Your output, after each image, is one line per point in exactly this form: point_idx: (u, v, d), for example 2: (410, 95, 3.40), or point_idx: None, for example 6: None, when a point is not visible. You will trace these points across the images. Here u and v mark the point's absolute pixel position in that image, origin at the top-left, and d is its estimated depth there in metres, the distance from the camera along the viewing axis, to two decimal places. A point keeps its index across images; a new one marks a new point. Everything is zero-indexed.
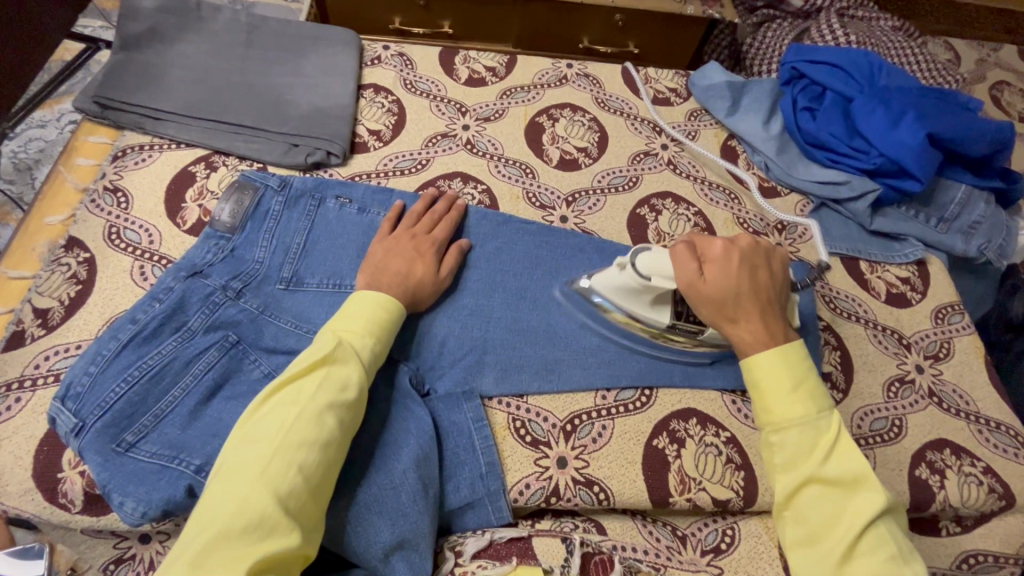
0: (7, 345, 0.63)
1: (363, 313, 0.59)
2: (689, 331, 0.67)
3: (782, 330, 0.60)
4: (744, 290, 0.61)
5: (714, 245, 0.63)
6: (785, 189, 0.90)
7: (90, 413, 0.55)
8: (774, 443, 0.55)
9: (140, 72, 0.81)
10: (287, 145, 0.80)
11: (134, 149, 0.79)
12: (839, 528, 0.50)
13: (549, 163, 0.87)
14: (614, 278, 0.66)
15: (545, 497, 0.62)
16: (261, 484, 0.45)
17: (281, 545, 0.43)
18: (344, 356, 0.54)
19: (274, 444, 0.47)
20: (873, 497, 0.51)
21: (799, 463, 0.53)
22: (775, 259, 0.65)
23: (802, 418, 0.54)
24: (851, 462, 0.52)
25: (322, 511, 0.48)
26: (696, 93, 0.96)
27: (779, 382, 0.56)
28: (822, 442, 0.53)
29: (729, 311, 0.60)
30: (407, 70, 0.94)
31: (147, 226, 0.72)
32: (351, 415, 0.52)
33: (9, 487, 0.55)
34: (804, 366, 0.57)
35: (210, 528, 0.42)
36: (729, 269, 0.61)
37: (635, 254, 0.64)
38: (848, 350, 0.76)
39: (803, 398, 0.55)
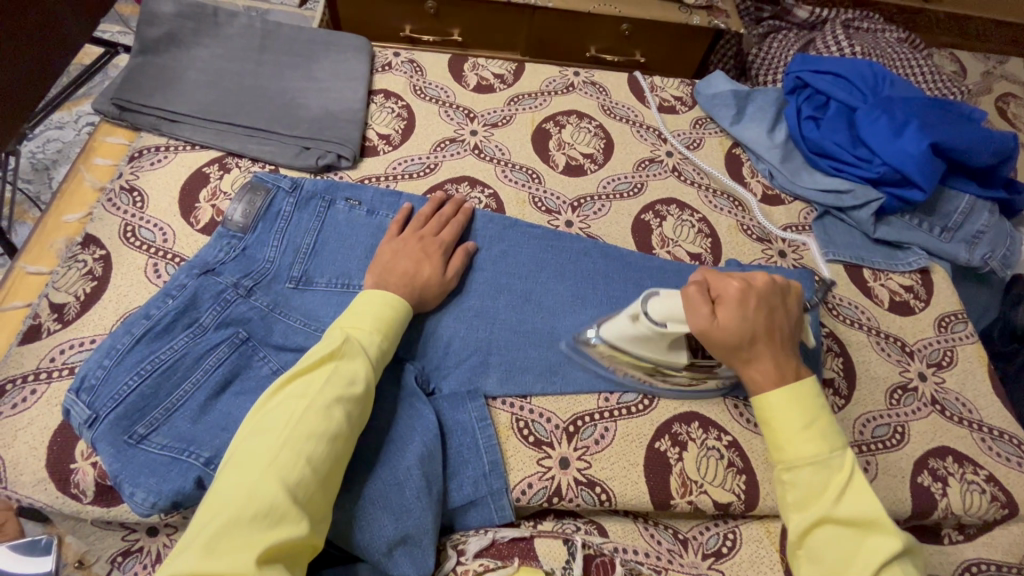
0: (24, 338, 0.64)
1: (371, 312, 0.60)
2: (704, 368, 0.68)
3: (796, 369, 0.60)
4: (758, 332, 0.60)
5: (730, 284, 0.62)
6: (789, 196, 0.90)
7: (103, 405, 0.56)
8: (786, 481, 0.56)
9: (158, 75, 0.83)
10: (299, 148, 0.82)
11: (150, 150, 0.81)
12: (854, 570, 0.50)
13: (555, 168, 0.88)
14: (625, 328, 0.64)
15: (547, 496, 0.62)
16: (271, 472, 0.46)
17: (289, 533, 0.44)
18: (353, 353, 0.55)
19: (284, 435, 0.48)
20: (887, 538, 0.50)
21: (812, 502, 0.53)
22: (791, 297, 0.64)
23: (815, 458, 0.54)
24: (865, 502, 0.52)
25: (328, 503, 0.49)
26: (701, 101, 0.97)
27: (791, 420, 0.56)
28: (835, 480, 0.53)
29: (742, 353, 0.60)
30: (417, 76, 0.96)
31: (162, 225, 0.74)
32: (359, 410, 0.53)
33: (22, 476, 0.57)
34: (817, 403, 0.57)
35: (220, 514, 0.43)
36: (745, 308, 0.60)
37: (645, 301, 0.63)
38: (851, 357, 0.76)
39: (816, 437, 0.55)
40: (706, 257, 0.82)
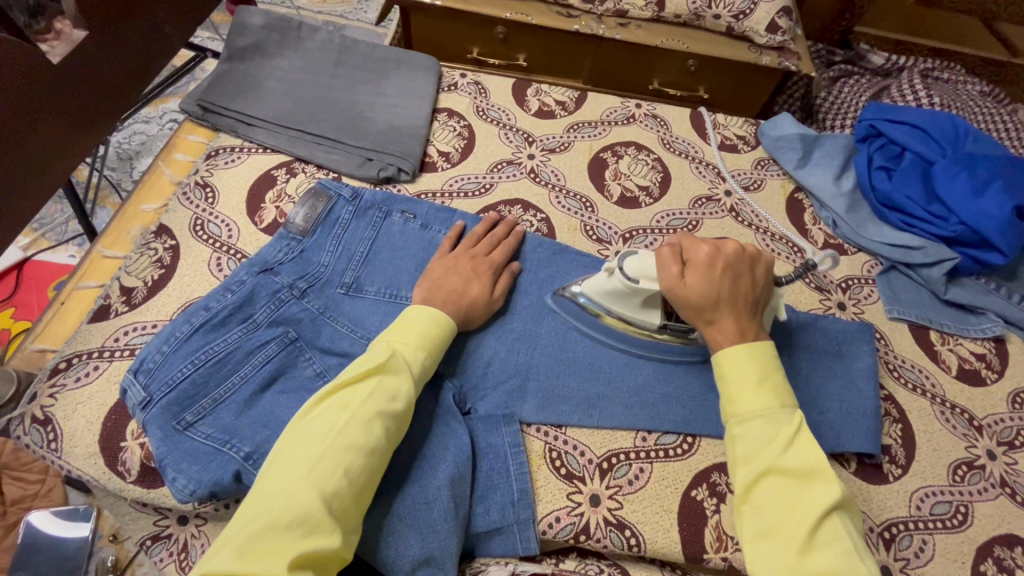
0: (93, 317, 0.68)
1: (418, 327, 0.61)
2: (677, 331, 0.68)
3: (757, 331, 0.59)
4: (724, 295, 0.59)
5: (697, 253, 0.61)
6: (852, 247, 0.86)
7: (157, 389, 0.59)
8: (737, 436, 0.53)
9: (240, 82, 0.88)
10: (363, 158, 0.85)
11: (226, 150, 0.85)
12: (794, 520, 0.47)
13: (610, 198, 0.88)
14: (601, 283, 0.66)
15: (574, 533, 0.60)
16: (309, 481, 0.46)
17: (322, 544, 0.44)
18: (396, 367, 0.56)
19: (325, 444, 0.49)
20: (828, 488, 0.48)
21: (760, 454, 0.51)
22: (760, 268, 0.63)
23: (764, 412, 0.52)
24: (811, 453, 0.50)
25: (360, 515, 0.50)
26: (764, 142, 0.95)
27: (745, 374, 0.55)
28: (783, 435, 0.51)
29: (706, 312, 0.59)
30: (481, 98, 0.98)
31: (229, 222, 0.78)
32: (398, 425, 0.54)
33: (77, 448, 0.59)
34: (771, 365, 0.55)
35: (258, 518, 0.44)
36: (704, 278, 0.60)
37: (623, 259, 0.64)
38: (911, 424, 0.71)
39: (768, 392, 0.53)
40: None
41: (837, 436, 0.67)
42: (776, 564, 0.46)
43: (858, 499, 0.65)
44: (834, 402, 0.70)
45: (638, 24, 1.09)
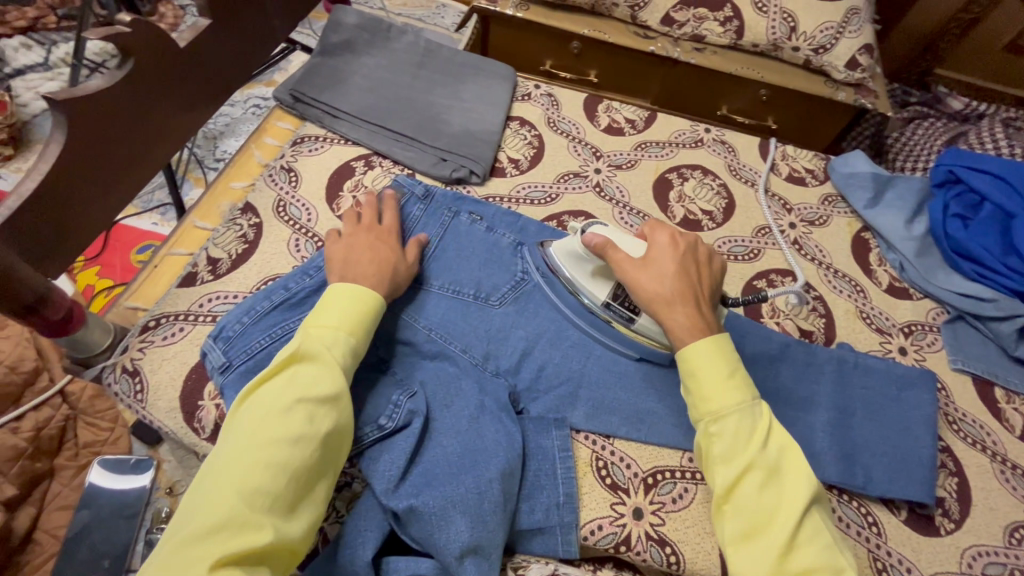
0: (181, 282, 0.73)
1: (334, 309, 0.58)
2: (622, 315, 0.70)
3: (712, 320, 0.60)
4: (680, 280, 0.62)
5: (657, 241, 0.65)
6: (918, 293, 0.85)
7: (237, 355, 0.63)
8: (712, 433, 0.54)
9: (329, 76, 0.93)
10: (437, 158, 0.88)
11: (311, 139, 0.90)
12: (779, 520, 0.50)
13: (673, 219, 0.89)
14: (567, 243, 0.72)
15: (614, 543, 0.61)
16: (227, 484, 0.45)
17: (251, 541, 0.43)
18: (315, 354, 0.54)
19: (242, 444, 0.47)
20: (803, 484, 0.51)
21: (738, 453, 0.52)
22: (711, 266, 0.67)
23: (738, 407, 0.54)
24: (783, 450, 0.53)
25: (300, 503, 0.48)
26: (834, 178, 0.94)
27: (714, 371, 0.55)
28: (758, 431, 0.53)
29: (666, 294, 0.61)
30: (553, 110, 1.00)
31: (309, 206, 0.82)
32: (326, 408, 0.51)
33: (160, 402, 0.64)
34: (733, 357, 0.57)
35: (187, 527, 0.43)
36: (662, 264, 0.63)
37: (589, 224, 0.69)
38: (968, 479, 0.70)
39: (738, 385, 0.55)
40: (818, 337, 0.79)
41: (890, 482, 0.66)
42: (761, 564, 0.49)
43: (906, 548, 0.64)
44: (888, 447, 0.69)
45: (713, 50, 1.10)
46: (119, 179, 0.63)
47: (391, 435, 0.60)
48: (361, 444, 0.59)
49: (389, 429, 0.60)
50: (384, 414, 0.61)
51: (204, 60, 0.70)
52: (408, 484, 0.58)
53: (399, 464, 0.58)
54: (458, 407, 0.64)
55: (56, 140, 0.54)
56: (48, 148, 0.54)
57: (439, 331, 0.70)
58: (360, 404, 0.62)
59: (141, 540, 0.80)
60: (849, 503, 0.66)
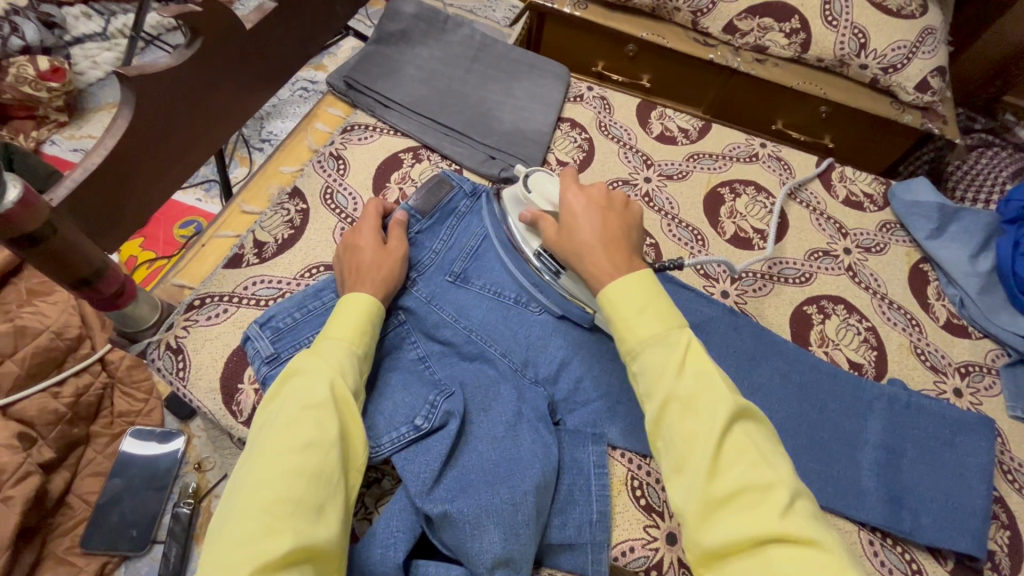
0: (227, 263, 0.73)
1: (343, 316, 0.58)
2: (549, 268, 0.70)
3: (638, 263, 0.58)
4: (591, 232, 0.60)
5: (568, 190, 0.64)
6: (977, 331, 0.81)
7: (285, 348, 0.63)
8: (635, 372, 0.52)
9: (383, 65, 0.92)
10: (485, 156, 0.87)
11: (361, 127, 0.89)
12: (698, 446, 0.46)
13: (722, 235, 0.86)
14: (512, 189, 0.75)
15: (646, 567, 0.59)
16: (249, 494, 0.43)
17: (273, 547, 0.40)
18: (317, 361, 0.52)
19: (261, 453, 0.45)
20: (725, 403, 0.47)
21: (657, 384, 0.49)
22: (630, 210, 0.64)
23: (652, 336, 0.51)
24: (705, 370, 0.49)
25: (327, 505, 0.45)
26: (895, 205, 0.90)
27: (627, 306, 0.53)
28: (675, 357, 0.50)
29: (581, 248, 0.60)
30: (605, 113, 0.98)
31: (356, 196, 0.82)
32: (332, 410, 0.49)
33: (200, 380, 0.64)
34: (655, 289, 0.54)
35: (213, 553, 0.41)
36: (578, 211, 0.62)
37: (533, 172, 0.73)
38: (1021, 533, 0.66)
39: (655, 316, 0.52)
40: (868, 370, 0.76)
41: (939, 530, 0.63)
42: (692, 497, 0.45)
43: None
44: (939, 493, 0.66)
45: (774, 62, 1.06)
46: (179, 158, 0.64)
47: (426, 436, 0.59)
48: (396, 444, 0.59)
49: (424, 430, 0.59)
50: (420, 415, 0.60)
51: (267, 43, 0.70)
52: (442, 488, 0.56)
53: (433, 467, 0.57)
54: (496, 412, 0.63)
55: (124, 115, 0.55)
56: (115, 123, 0.55)
57: (479, 333, 0.69)
58: (398, 403, 0.61)
59: (169, 512, 0.82)
60: (892, 547, 0.63)
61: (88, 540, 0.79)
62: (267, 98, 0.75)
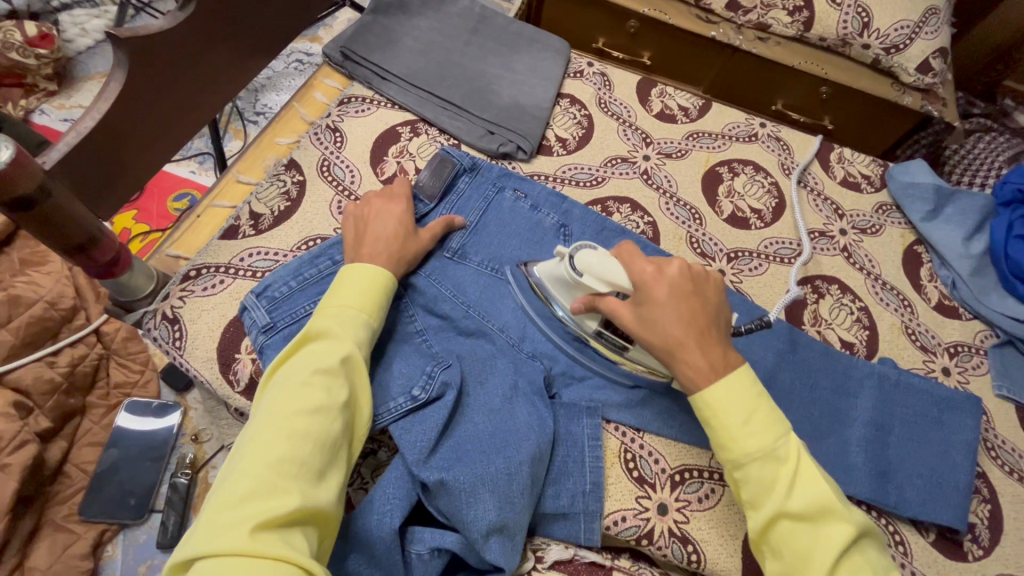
0: (223, 234, 0.73)
1: (356, 281, 0.57)
2: (614, 345, 0.64)
3: (729, 354, 0.54)
4: (679, 326, 0.54)
5: (638, 267, 0.57)
6: (967, 313, 0.82)
7: (282, 317, 0.63)
8: (737, 479, 0.51)
9: (381, 36, 0.91)
10: (484, 130, 0.86)
11: (357, 100, 0.88)
12: (812, 565, 0.46)
13: (720, 214, 0.86)
14: (554, 268, 0.64)
15: (637, 535, 0.61)
16: (257, 451, 0.43)
17: (280, 505, 0.41)
18: (332, 327, 0.53)
19: (270, 414, 0.46)
20: (843, 527, 0.47)
21: (764, 497, 0.49)
22: (711, 287, 0.58)
23: (761, 450, 0.49)
24: (820, 491, 0.48)
25: (332, 470, 0.46)
26: (892, 187, 0.90)
27: (732, 412, 0.51)
28: (784, 475, 0.48)
29: (671, 342, 0.54)
30: (605, 90, 0.97)
31: (353, 168, 0.81)
32: (342, 377, 0.50)
33: (197, 350, 0.65)
34: (757, 390, 0.52)
35: (215, 503, 0.41)
36: (659, 299, 0.55)
37: (576, 249, 0.61)
38: (1001, 507, 0.68)
39: (762, 424, 0.50)
40: (859, 350, 0.77)
41: (922, 503, 0.65)
42: None
43: (931, 570, 0.63)
44: (925, 469, 0.67)
45: (777, 41, 1.05)
46: (173, 125, 0.63)
47: (423, 406, 0.60)
48: (394, 414, 0.59)
49: (422, 400, 0.60)
50: (418, 385, 0.61)
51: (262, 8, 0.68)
52: (439, 456, 0.57)
53: (430, 436, 0.58)
54: (493, 385, 0.63)
55: (117, 78, 0.54)
56: (108, 86, 0.53)
57: (477, 308, 0.70)
58: (396, 373, 0.62)
59: (166, 482, 0.83)
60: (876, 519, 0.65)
61: (87, 508, 0.80)
62: (262, 66, 0.74)
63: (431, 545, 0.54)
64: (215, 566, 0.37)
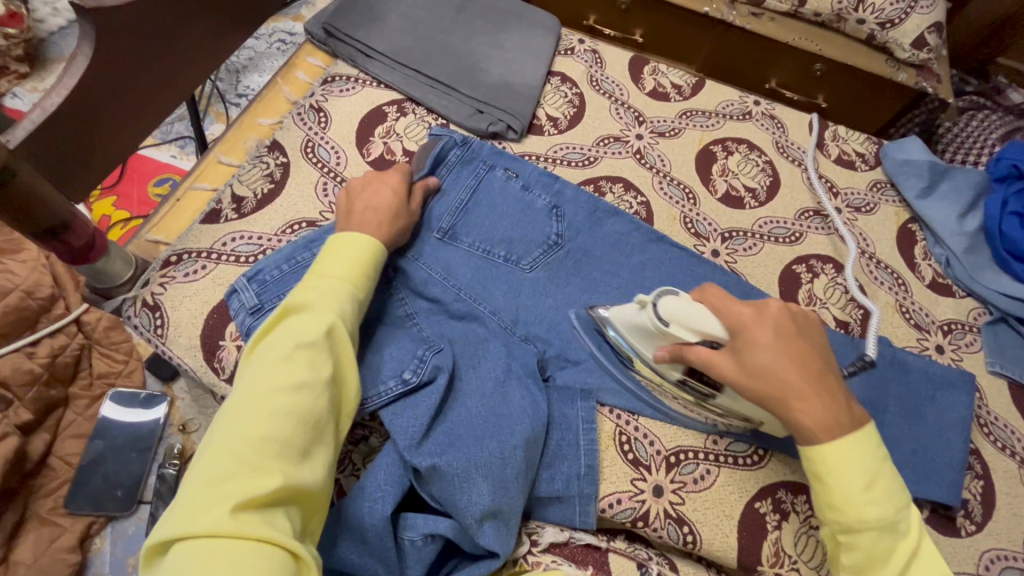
0: (205, 218, 0.70)
1: (342, 257, 0.56)
2: (698, 393, 0.61)
3: (849, 403, 0.51)
4: (790, 372, 0.51)
5: (735, 311, 0.53)
6: (961, 291, 0.82)
7: (269, 299, 0.61)
8: (841, 541, 0.50)
9: (365, 13, 0.88)
10: (473, 110, 0.84)
11: (342, 78, 0.85)
12: None
13: (714, 194, 0.85)
14: (631, 315, 0.60)
15: (632, 517, 0.60)
16: (236, 430, 0.42)
17: (261, 485, 0.39)
18: (314, 300, 0.51)
19: (251, 391, 0.44)
20: None
21: (874, 565, 0.48)
22: (812, 326, 0.55)
23: (882, 524, 0.48)
24: (935, 568, 0.48)
25: (317, 447, 0.45)
26: (887, 164, 0.90)
27: (852, 480, 0.48)
28: (900, 549, 0.48)
29: (780, 388, 0.50)
30: (596, 67, 0.94)
31: (338, 149, 0.79)
32: (327, 352, 0.48)
33: (180, 338, 0.63)
34: (878, 455, 0.50)
35: (192, 483, 0.40)
36: (763, 342, 0.51)
37: (659, 296, 0.57)
38: (993, 483, 0.69)
39: (882, 496, 0.48)
40: (854, 329, 0.76)
41: (916, 480, 0.65)
42: None
43: None
44: (918, 446, 0.67)
45: (770, 16, 1.04)
46: (146, 104, 0.60)
47: (414, 391, 0.59)
48: (384, 398, 0.58)
49: (413, 384, 0.59)
50: (409, 368, 0.59)
51: None
52: (431, 441, 0.56)
53: (421, 421, 0.56)
54: (485, 368, 0.62)
55: (82, 53, 0.51)
56: (74, 61, 0.51)
57: (469, 291, 0.68)
58: (386, 357, 0.60)
59: (154, 473, 0.82)
60: None
61: (72, 501, 0.78)
62: (239, 43, 0.71)
63: (424, 531, 0.53)
64: (194, 547, 0.36)
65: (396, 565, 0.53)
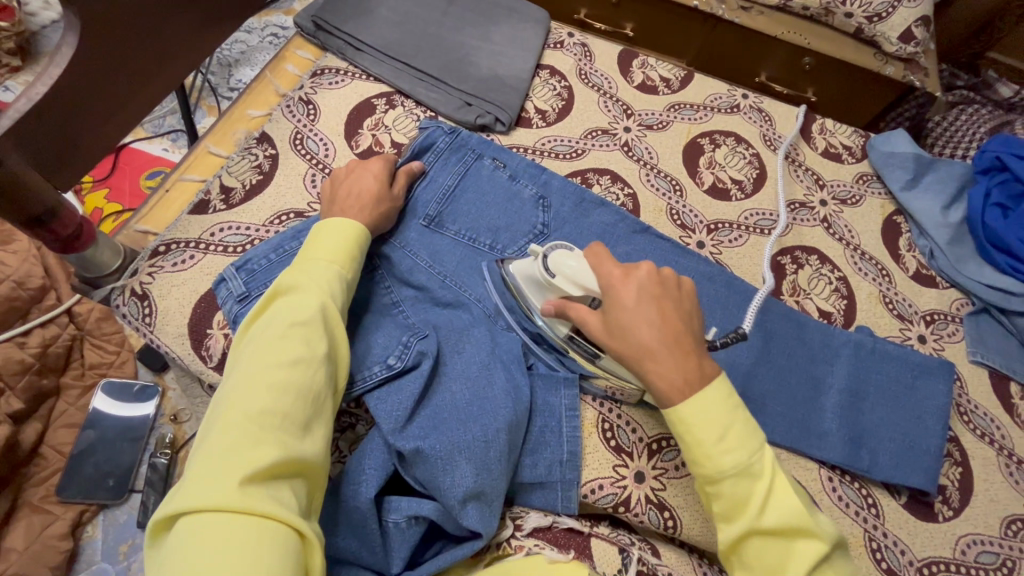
0: (194, 209, 0.71)
1: (330, 239, 0.56)
2: (586, 351, 0.63)
3: (705, 362, 0.51)
4: (656, 338, 0.51)
5: (606, 270, 0.55)
6: (944, 282, 0.83)
7: (256, 287, 0.62)
8: (710, 492, 0.48)
9: (355, 7, 0.89)
10: (461, 102, 0.85)
11: (331, 71, 0.86)
12: None
13: (700, 186, 0.85)
14: (526, 267, 0.63)
15: (614, 503, 0.61)
16: (234, 407, 0.42)
17: (262, 457, 0.40)
18: (304, 282, 0.52)
19: (247, 370, 0.44)
20: (817, 544, 0.46)
21: (737, 513, 0.47)
22: (682, 292, 0.55)
23: (740, 467, 0.47)
24: (791, 507, 0.46)
25: (315, 422, 0.45)
26: (873, 156, 0.90)
27: (706, 428, 0.47)
28: (760, 491, 0.47)
29: (650, 350, 0.50)
30: (585, 61, 0.95)
31: (327, 141, 0.79)
32: (321, 330, 0.49)
33: (168, 326, 0.64)
34: (732, 403, 0.49)
35: (195, 461, 0.40)
36: (627, 302, 0.53)
37: (551, 249, 0.60)
38: (971, 469, 0.70)
39: (735, 440, 0.47)
40: (837, 319, 0.77)
41: (894, 467, 0.66)
42: None
43: (902, 531, 0.65)
44: (897, 433, 0.68)
45: (759, 10, 1.05)
46: (132, 94, 0.61)
47: (399, 376, 0.60)
48: (370, 383, 0.59)
49: (397, 369, 0.60)
50: (394, 354, 0.60)
51: None
52: (416, 425, 0.57)
53: (405, 405, 0.57)
54: (470, 353, 0.63)
55: (68, 44, 0.51)
56: (59, 52, 0.51)
57: (454, 279, 0.69)
58: (372, 344, 0.61)
59: (145, 462, 0.83)
60: (849, 484, 0.66)
61: (64, 489, 0.79)
62: (226, 35, 0.71)
63: (408, 514, 0.54)
64: (201, 520, 0.36)
65: (380, 547, 0.53)
